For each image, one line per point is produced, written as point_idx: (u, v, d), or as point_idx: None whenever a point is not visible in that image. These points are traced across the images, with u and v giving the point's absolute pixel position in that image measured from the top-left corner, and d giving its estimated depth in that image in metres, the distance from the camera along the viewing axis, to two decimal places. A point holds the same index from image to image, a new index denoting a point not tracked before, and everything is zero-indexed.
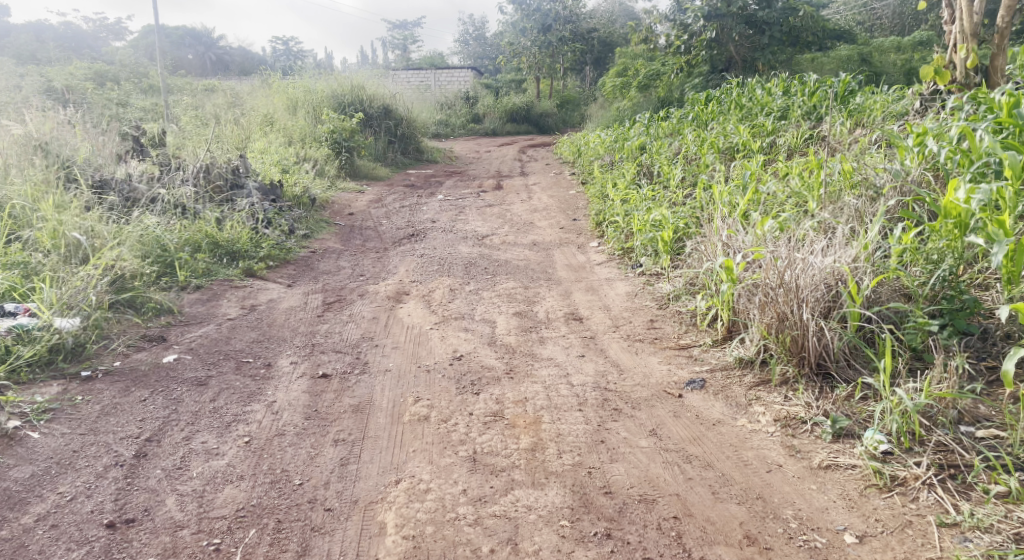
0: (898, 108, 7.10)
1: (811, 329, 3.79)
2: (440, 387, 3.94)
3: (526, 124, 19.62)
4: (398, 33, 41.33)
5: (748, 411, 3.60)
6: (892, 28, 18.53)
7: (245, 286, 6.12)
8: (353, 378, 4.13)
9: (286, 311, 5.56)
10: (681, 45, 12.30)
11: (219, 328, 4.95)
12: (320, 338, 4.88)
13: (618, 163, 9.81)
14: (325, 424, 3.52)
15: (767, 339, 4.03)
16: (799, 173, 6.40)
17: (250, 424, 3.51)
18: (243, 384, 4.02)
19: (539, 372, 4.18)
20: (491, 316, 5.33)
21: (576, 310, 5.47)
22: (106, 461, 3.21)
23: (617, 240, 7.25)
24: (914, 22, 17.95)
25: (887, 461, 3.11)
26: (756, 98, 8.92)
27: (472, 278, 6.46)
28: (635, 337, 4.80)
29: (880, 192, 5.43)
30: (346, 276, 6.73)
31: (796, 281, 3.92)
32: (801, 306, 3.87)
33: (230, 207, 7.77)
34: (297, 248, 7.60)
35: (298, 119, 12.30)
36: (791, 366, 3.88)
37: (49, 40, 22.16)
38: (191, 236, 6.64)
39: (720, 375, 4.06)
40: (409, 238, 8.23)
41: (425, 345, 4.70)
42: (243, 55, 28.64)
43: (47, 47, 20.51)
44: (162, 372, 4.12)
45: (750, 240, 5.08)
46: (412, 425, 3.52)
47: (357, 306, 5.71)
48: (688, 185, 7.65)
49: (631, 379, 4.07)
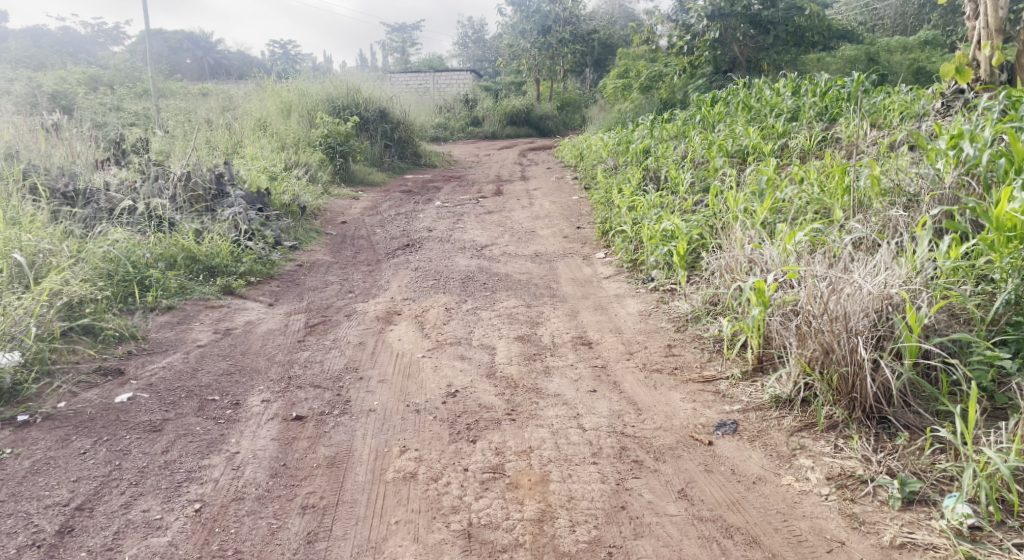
0: (919, 108, 6.57)
1: (865, 367, 3.26)
2: (430, 432, 3.41)
3: (525, 126, 19.06)
4: (396, 35, 40.83)
5: (793, 466, 3.08)
6: (894, 28, 18.02)
7: (221, 306, 5.62)
8: (330, 421, 3.59)
9: (263, 337, 5.04)
10: (683, 45, 11.76)
11: (184, 359, 4.43)
12: (297, 370, 4.34)
13: (621, 167, 9.27)
14: (293, 484, 2.99)
15: (810, 376, 3.50)
16: (818, 179, 5.87)
17: (204, 485, 2.98)
18: (203, 429, 3.49)
19: (545, 414, 3.63)
20: (490, 342, 4.79)
21: (584, 333, 4.93)
22: (22, 540, 2.69)
23: (626, 251, 6.71)
24: (917, 22, 17.42)
25: (978, 542, 2.61)
26: (764, 98, 8.38)
27: (469, 295, 5.91)
28: (652, 367, 4.28)
29: (917, 200, 4.95)
30: (334, 293, 6.19)
31: (843, 308, 3.40)
32: (852, 337, 3.35)
33: (212, 217, 7.25)
34: (283, 261, 7.07)
35: (290, 123, 11.79)
36: (839, 408, 3.35)
37: (47, 45, 21.75)
38: (165, 250, 6.14)
39: (755, 417, 3.53)
40: (403, 249, 7.68)
41: (415, 379, 4.17)
42: (242, 59, 28.15)
43: (43, 52, 20.11)
44: (111, 414, 3.58)
45: (778, 255, 4.54)
46: (396, 484, 2.99)
47: (343, 330, 5.17)
48: (699, 191, 7.12)
49: (651, 422, 3.54)
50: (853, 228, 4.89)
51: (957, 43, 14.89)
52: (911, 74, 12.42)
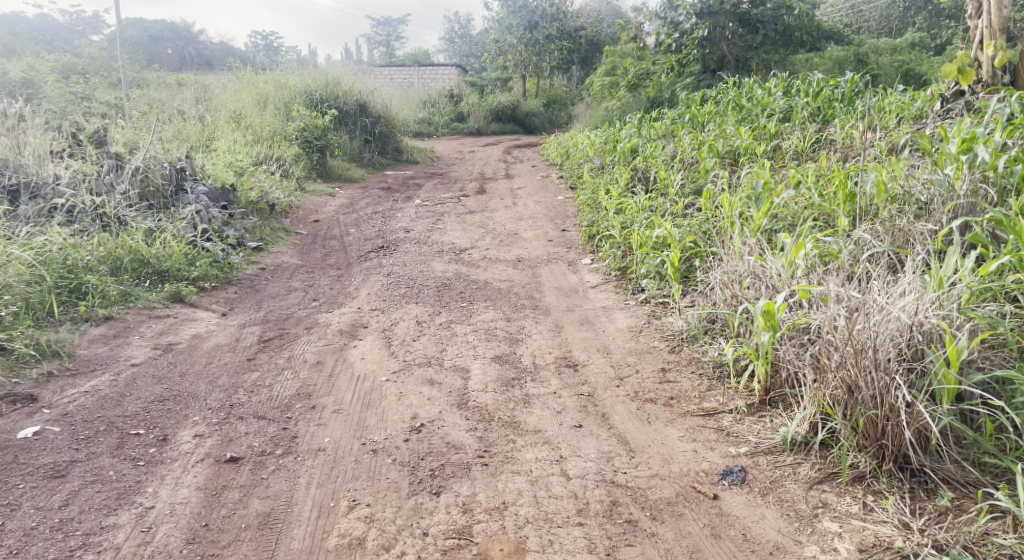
0: (916, 109, 6.14)
1: (899, 412, 2.77)
2: (386, 481, 2.94)
3: (511, 123, 18.48)
4: (382, 29, 40.14)
5: (815, 533, 2.65)
6: (879, 31, 17.58)
7: (167, 317, 5.11)
8: (270, 465, 3.06)
9: (210, 353, 4.52)
10: (671, 43, 11.23)
11: (113, 383, 3.93)
12: (242, 396, 3.80)
13: (609, 166, 8.74)
14: (214, 554, 2.59)
15: (833, 418, 3.01)
16: (818, 184, 5.38)
17: (102, 554, 2.59)
18: (117, 472, 2.99)
19: (522, 457, 3.12)
20: (464, 363, 4.25)
21: (569, 353, 4.42)
22: None
23: (613, 258, 6.21)
24: (901, 25, 17.11)
25: None
26: (755, 97, 7.91)
27: (443, 306, 5.37)
28: (644, 397, 3.77)
29: (929, 209, 4.46)
30: (296, 301, 5.64)
31: (869, 339, 2.92)
32: (882, 374, 2.85)
33: (169, 215, 6.69)
34: (244, 264, 6.50)
35: (265, 115, 11.20)
36: (867, 458, 2.87)
37: (23, 33, 20.98)
38: (111, 252, 5.59)
39: (766, 463, 3.03)
40: (377, 252, 7.15)
41: (375, 409, 3.64)
42: (225, 50, 27.36)
43: (18, 39, 19.36)
44: (9, 454, 3.11)
45: (785, 271, 4.05)
46: (340, 555, 2.60)
47: (301, 345, 4.64)
48: (690, 194, 6.58)
49: (647, 467, 3.06)
50: (862, 239, 4.39)
51: (946, 46, 14.46)
52: (902, 75, 11.99)
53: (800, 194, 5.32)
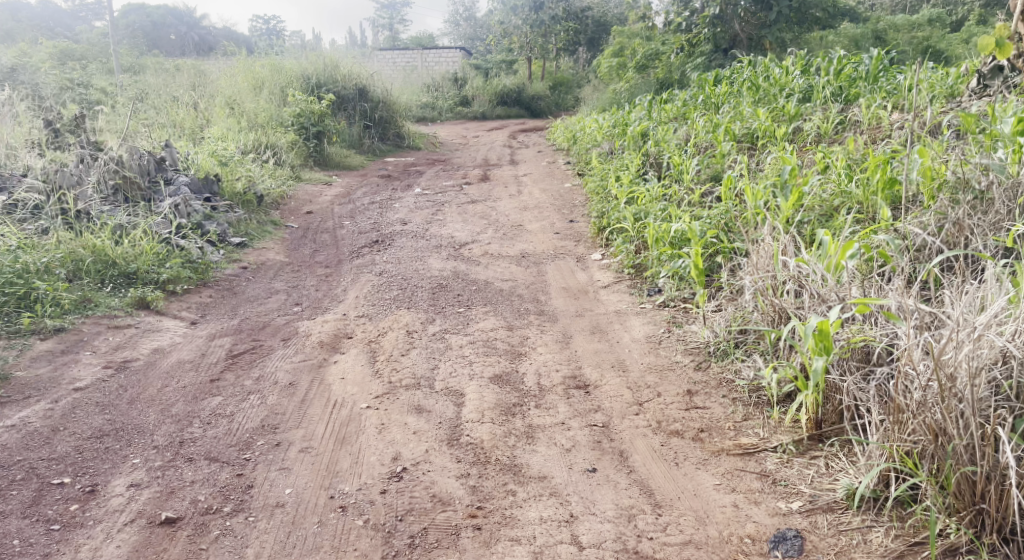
0: (952, 87, 5.42)
1: (1007, 474, 2.21)
2: (355, 555, 2.47)
3: (517, 107, 17.79)
4: (386, 12, 39.31)
5: None
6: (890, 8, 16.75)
7: (127, 327, 4.53)
8: (214, 529, 2.59)
9: (170, 370, 3.95)
10: (681, 23, 10.64)
11: (48, 412, 3.39)
12: (196, 429, 3.24)
13: (618, 151, 8.11)
14: None
15: (914, 473, 2.44)
16: (850, 170, 4.71)
17: None
18: (23, 541, 2.52)
19: (524, 517, 2.61)
20: (457, 385, 3.66)
21: (580, 371, 3.81)
22: None
23: (627, 253, 5.57)
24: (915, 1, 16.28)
25: None
26: (772, 76, 7.21)
27: (437, 312, 4.77)
28: (670, 428, 3.18)
29: (984, 196, 3.71)
30: (275, 306, 5.06)
31: (956, 375, 2.34)
32: (980, 424, 2.29)
33: (144, 209, 6.10)
34: (224, 263, 5.90)
35: (259, 100, 10.57)
36: (961, 525, 2.32)
37: (24, 18, 20.26)
38: (71, 251, 5.02)
39: (826, 526, 2.49)
40: (370, 247, 6.56)
41: (352, 446, 3.07)
42: (229, 36, 26.66)
43: (22, 26, 18.71)
44: None
45: (827, 274, 3.44)
46: None
47: (274, 360, 4.07)
48: (706, 180, 5.93)
49: (678, 532, 2.53)
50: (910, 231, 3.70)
51: (966, 22, 13.68)
52: (922, 52, 11.26)
53: (831, 180, 4.66)
